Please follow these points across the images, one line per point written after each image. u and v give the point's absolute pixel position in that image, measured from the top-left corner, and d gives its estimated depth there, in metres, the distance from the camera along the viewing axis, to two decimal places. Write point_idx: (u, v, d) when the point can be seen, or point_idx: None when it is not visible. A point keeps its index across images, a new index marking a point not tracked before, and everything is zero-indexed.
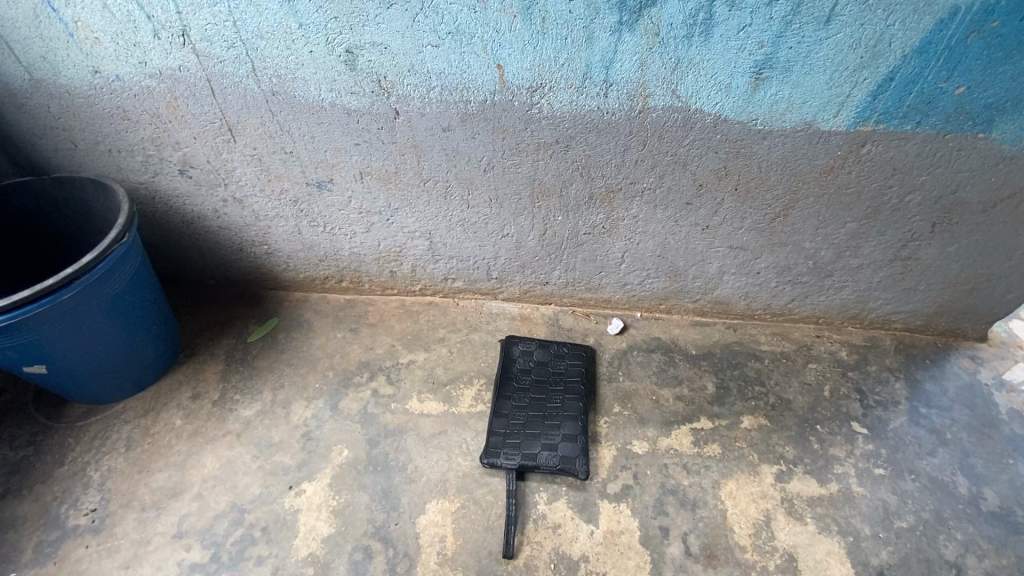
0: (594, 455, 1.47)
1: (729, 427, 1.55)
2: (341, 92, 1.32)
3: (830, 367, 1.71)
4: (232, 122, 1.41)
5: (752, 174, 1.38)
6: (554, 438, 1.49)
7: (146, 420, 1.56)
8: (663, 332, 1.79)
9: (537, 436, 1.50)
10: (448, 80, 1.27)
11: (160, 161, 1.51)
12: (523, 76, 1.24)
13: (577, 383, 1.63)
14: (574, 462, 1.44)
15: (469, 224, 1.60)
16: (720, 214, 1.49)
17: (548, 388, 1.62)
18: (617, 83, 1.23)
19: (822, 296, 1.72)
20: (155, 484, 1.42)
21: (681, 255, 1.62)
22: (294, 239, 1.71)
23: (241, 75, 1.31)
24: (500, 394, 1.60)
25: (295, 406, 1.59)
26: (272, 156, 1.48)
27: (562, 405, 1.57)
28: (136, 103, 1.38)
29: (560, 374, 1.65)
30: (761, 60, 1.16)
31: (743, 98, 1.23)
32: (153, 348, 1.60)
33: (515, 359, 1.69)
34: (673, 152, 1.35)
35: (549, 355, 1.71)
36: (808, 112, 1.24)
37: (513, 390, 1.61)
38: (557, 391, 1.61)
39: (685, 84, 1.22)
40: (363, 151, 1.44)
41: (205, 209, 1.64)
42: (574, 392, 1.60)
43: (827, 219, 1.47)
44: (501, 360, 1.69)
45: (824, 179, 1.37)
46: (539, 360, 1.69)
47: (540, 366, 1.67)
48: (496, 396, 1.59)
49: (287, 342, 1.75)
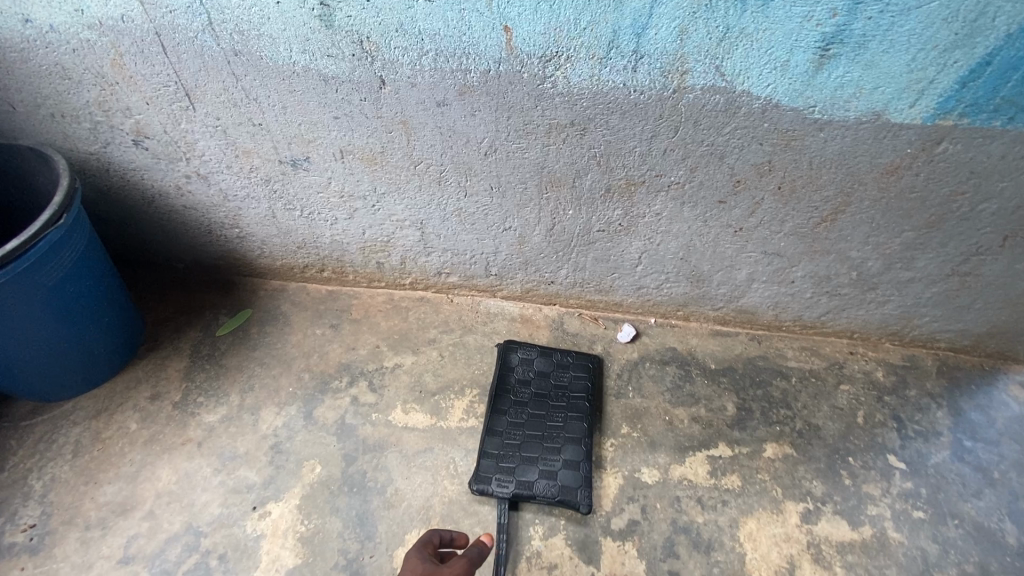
0: (598, 486, 1.30)
1: (751, 455, 1.38)
2: (317, 54, 1.10)
3: (865, 390, 1.53)
4: (189, 87, 1.20)
5: (801, 171, 1.17)
6: (553, 464, 1.32)
7: (98, 423, 1.39)
8: (680, 341, 1.60)
9: (534, 459, 1.33)
10: (444, 43, 1.05)
11: (111, 129, 1.31)
12: (535, 41, 1.02)
13: (582, 399, 1.44)
14: (576, 493, 1.27)
15: (466, 214, 1.39)
16: (757, 215, 1.27)
17: (548, 403, 1.44)
18: (651, 54, 1.01)
19: (861, 310, 1.52)
20: (103, 498, 1.27)
21: (707, 260, 1.41)
22: (268, 223, 1.51)
23: (195, 28, 1.09)
24: (495, 407, 1.42)
25: (264, 412, 1.41)
26: (237, 127, 1.26)
27: (564, 424, 1.40)
28: (75, 59, 1.18)
29: (563, 386, 1.47)
30: (830, 34, 0.94)
31: (803, 79, 1.01)
32: (106, 342, 1.42)
33: (511, 366, 1.50)
34: (710, 141, 1.13)
35: (551, 364, 1.52)
36: (880, 100, 1.02)
37: (509, 403, 1.44)
38: (558, 408, 1.43)
39: (733, 60, 1.00)
40: (344, 127, 1.23)
41: (166, 185, 1.43)
42: (578, 409, 1.42)
43: (882, 226, 1.26)
44: (495, 368, 1.50)
45: (885, 180, 1.16)
46: (539, 369, 1.50)
47: (540, 376, 1.49)
48: (490, 409, 1.42)
49: (260, 338, 1.57)
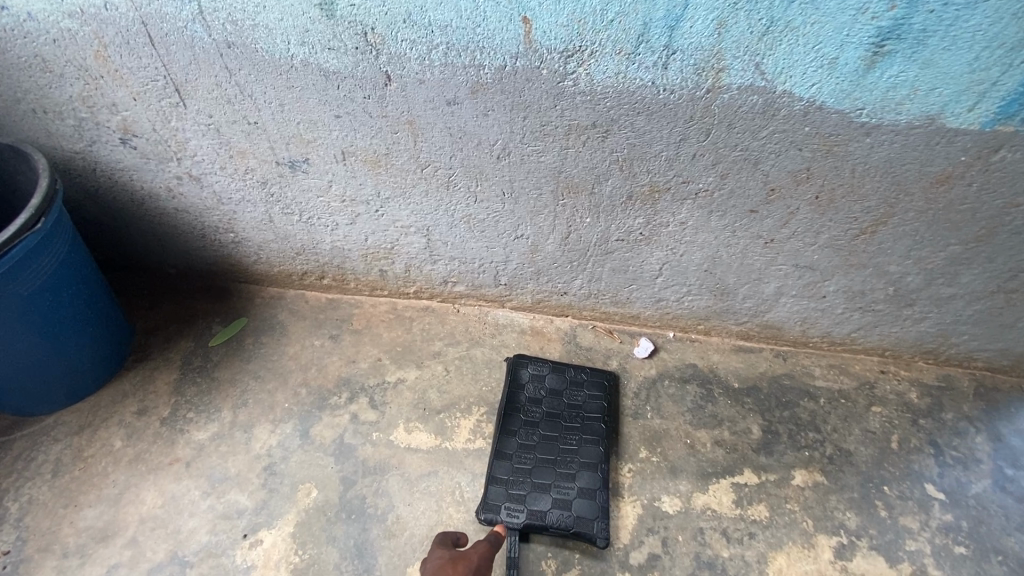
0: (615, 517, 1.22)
1: (779, 483, 1.29)
2: (317, 47, 1.01)
3: (899, 412, 1.43)
4: (180, 82, 1.11)
5: (842, 180, 1.07)
6: (567, 492, 1.24)
7: (80, 439, 1.30)
8: (701, 358, 1.50)
9: (546, 486, 1.25)
10: (455, 36, 0.96)
11: (96, 126, 1.22)
12: (557, 34, 0.93)
13: (597, 421, 1.35)
14: (591, 526, 1.19)
15: (475, 220, 1.29)
16: (791, 226, 1.18)
17: (561, 425, 1.35)
18: (684, 50, 0.92)
19: (895, 327, 1.42)
20: (83, 522, 1.19)
21: (733, 272, 1.32)
22: (264, 227, 1.42)
23: (184, 17, 1.00)
24: (504, 428, 1.33)
25: (257, 430, 1.32)
26: (230, 125, 1.18)
27: (578, 448, 1.31)
28: (56, 51, 1.09)
29: (576, 406, 1.38)
30: (886, 28, 0.85)
31: (852, 78, 0.91)
32: (91, 353, 1.34)
33: (521, 383, 1.41)
34: (743, 146, 1.04)
35: (564, 381, 1.42)
36: (936, 103, 0.93)
37: (519, 423, 1.34)
38: (572, 430, 1.34)
39: (775, 57, 0.90)
40: (346, 126, 1.14)
41: (156, 186, 1.35)
42: (594, 431, 1.33)
43: (925, 239, 1.17)
44: (504, 384, 1.41)
45: (933, 190, 1.07)
46: (551, 387, 1.41)
47: (552, 394, 1.40)
48: (499, 429, 1.32)
49: (254, 349, 1.47)
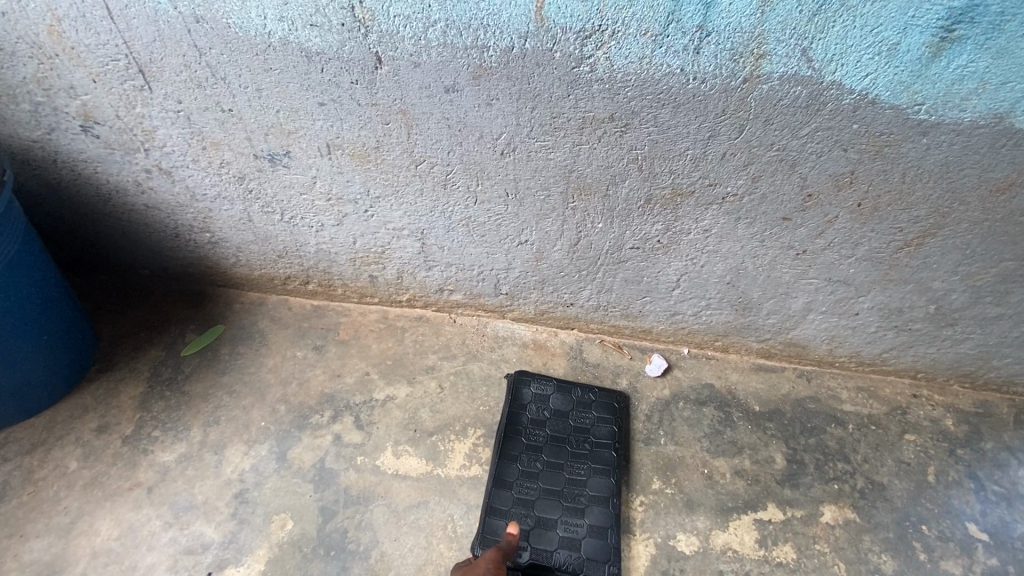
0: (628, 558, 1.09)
1: (806, 520, 1.16)
2: (298, 23, 0.89)
3: (935, 441, 1.31)
4: (144, 62, 0.98)
5: (890, 186, 0.95)
6: (575, 529, 1.12)
7: (32, 460, 1.17)
8: (718, 377, 1.37)
9: (552, 521, 1.13)
10: (456, 11, 0.84)
11: (53, 112, 1.10)
12: (573, 11, 0.81)
13: (607, 448, 1.23)
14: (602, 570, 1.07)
15: (475, 224, 1.17)
16: (827, 236, 1.06)
17: (568, 452, 1.22)
18: (720, 32, 0.80)
19: (931, 347, 1.30)
20: (28, 556, 1.06)
21: (758, 285, 1.19)
22: (243, 227, 1.29)
23: None
24: (504, 452, 1.21)
25: (229, 452, 1.20)
26: (202, 113, 1.05)
27: (587, 479, 1.18)
28: (4, 25, 0.97)
29: (584, 429, 1.26)
30: (958, 9, 0.73)
31: (913, 68, 0.79)
32: (46, 363, 1.21)
33: (523, 403, 1.28)
34: (781, 145, 0.91)
35: (570, 402, 1.30)
36: (1007, 99, 0.81)
37: (521, 446, 1.22)
38: (580, 458, 1.22)
39: (826, 42, 0.78)
40: (331, 115, 1.01)
41: (123, 180, 1.22)
42: (603, 459, 1.21)
43: (977, 253, 1.05)
44: (504, 402, 1.28)
45: (993, 199, 0.95)
46: (556, 408, 1.28)
47: (557, 415, 1.28)
48: (499, 453, 1.20)
49: (230, 360, 1.35)
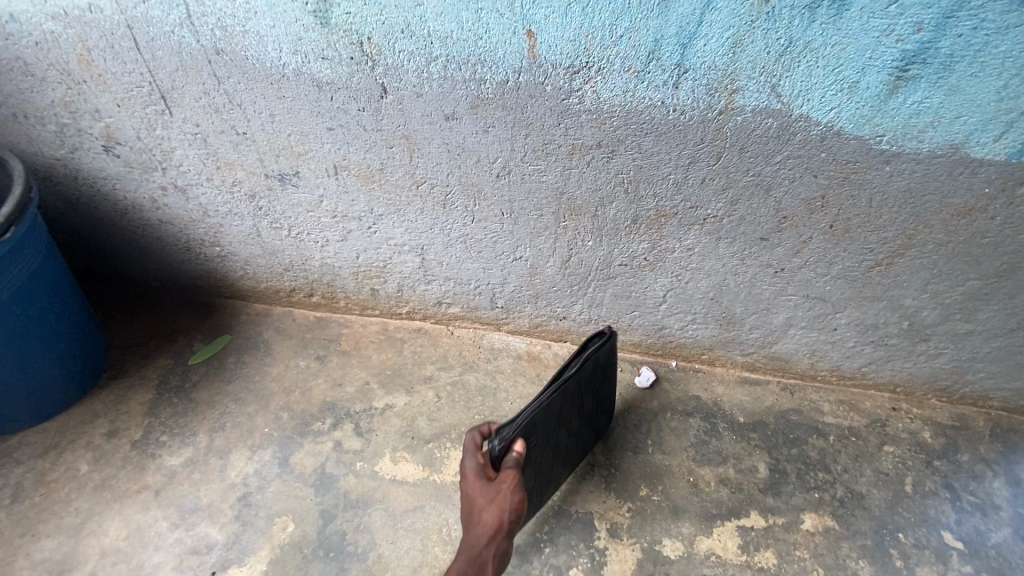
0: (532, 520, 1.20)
1: (787, 527, 1.21)
2: (310, 56, 0.96)
3: (912, 453, 1.36)
4: (166, 89, 1.06)
5: (859, 209, 1.02)
6: (538, 481, 1.13)
7: (45, 462, 1.23)
8: (704, 390, 1.43)
9: (539, 468, 1.11)
10: (456, 48, 0.91)
11: (78, 132, 1.17)
12: (563, 50, 0.89)
13: (594, 433, 1.26)
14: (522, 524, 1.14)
15: (473, 241, 1.23)
16: (803, 255, 1.12)
17: (582, 419, 1.19)
18: (696, 69, 0.87)
19: (908, 362, 1.36)
20: (40, 554, 1.10)
21: (740, 301, 1.26)
22: (251, 241, 1.36)
23: (172, 22, 0.96)
24: (563, 389, 1.07)
25: (234, 457, 1.25)
26: (218, 135, 1.12)
27: (569, 453, 1.20)
28: (38, 54, 1.05)
29: (601, 408, 1.25)
30: (911, 52, 0.80)
31: (873, 103, 0.86)
32: (61, 370, 1.26)
33: (602, 354, 1.15)
34: (756, 171, 0.98)
35: (611, 375, 1.24)
36: (960, 131, 0.88)
37: (572, 391, 1.11)
38: (581, 430, 1.21)
39: (792, 79, 0.86)
40: (339, 139, 1.09)
41: (140, 197, 1.29)
42: (587, 441, 1.24)
43: (944, 273, 1.11)
44: (585, 346, 1.12)
45: (954, 222, 1.01)
46: (605, 374, 1.21)
47: (603, 380, 1.21)
48: (561, 389, 1.07)
49: (236, 369, 1.40)
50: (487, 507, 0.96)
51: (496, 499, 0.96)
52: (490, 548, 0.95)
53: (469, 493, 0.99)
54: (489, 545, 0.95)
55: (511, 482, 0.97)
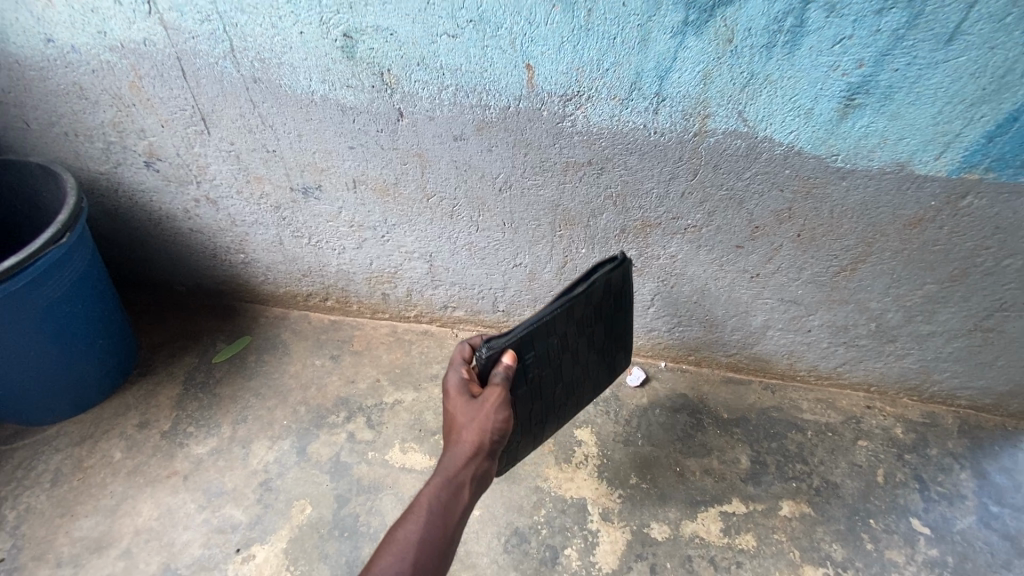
0: (527, 452, 1.18)
1: (766, 513, 1.31)
2: (336, 84, 1.10)
3: (885, 447, 1.46)
4: (206, 111, 1.19)
5: (822, 220, 1.14)
6: (536, 411, 1.11)
7: (81, 450, 1.33)
8: (691, 388, 1.54)
9: (539, 392, 1.08)
10: (464, 78, 1.05)
11: (123, 149, 1.30)
12: (558, 81, 1.02)
13: (602, 376, 1.22)
14: (516, 452, 1.11)
15: (477, 248, 1.36)
16: (775, 262, 1.24)
17: (590, 354, 1.15)
18: (672, 97, 1.01)
19: (879, 362, 1.47)
20: (78, 532, 1.20)
21: (721, 304, 1.37)
22: (274, 249, 1.48)
23: (217, 55, 1.10)
24: (567, 310, 1.03)
25: (255, 446, 1.35)
26: (250, 153, 1.25)
27: (573, 389, 1.17)
28: (94, 80, 1.18)
29: (613, 351, 1.21)
30: (856, 83, 0.93)
31: (826, 127, 0.99)
32: (98, 365, 1.38)
33: (616, 284, 1.10)
34: (728, 186, 1.11)
35: (628, 315, 1.19)
36: (904, 151, 1.01)
37: (578, 317, 1.07)
38: (588, 367, 1.17)
39: (756, 106, 0.99)
40: (359, 157, 1.22)
41: (174, 208, 1.42)
42: (594, 382, 1.21)
43: (903, 278, 1.23)
44: (598, 267, 1.07)
45: (907, 232, 1.14)
46: (620, 310, 1.16)
47: (616, 313, 1.15)
48: (565, 308, 1.03)
49: (256, 367, 1.51)
50: (468, 425, 0.90)
51: (478, 417, 0.91)
52: (467, 471, 0.87)
53: (450, 409, 0.94)
54: (466, 466, 0.87)
55: (495, 398, 0.93)
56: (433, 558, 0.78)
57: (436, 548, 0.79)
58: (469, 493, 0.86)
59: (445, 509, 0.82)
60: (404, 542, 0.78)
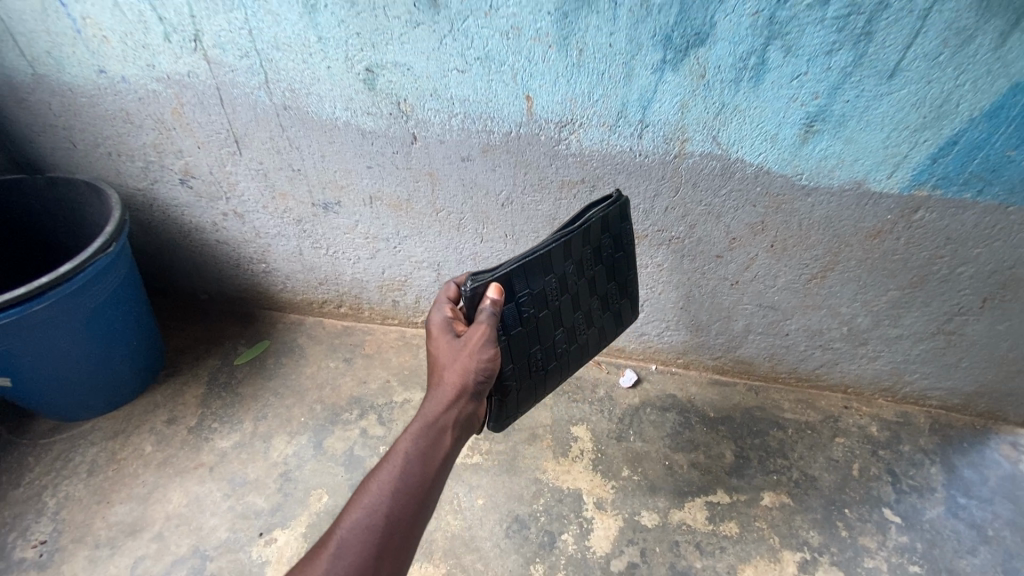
0: (530, 404, 1.15)
1: (749, 503, 1.41)
2: (358, 111, 1.24)
3: (860, 444, 1.57)
4: (239, 134, 1.33)
5: (792, 232, 1.27)
6: (535, 357, 1.08)
7: (115, 443, 1.44)
8: (680, 389, 1.65)
9: (538, 334, 1.06)
10: (471, 107, 1.18)
11: (160, 168, 1.44)
12: (554, 109, 1.16)
13: (605, 327, 1.19)
14: (518, 400, 1.09)
15: (481, 258, 1.48)
16: (752, 270, 1.37)
17: (590, 299, 1.13)
18: (655, 124, 1.14)
19: (853, 364, 1.58)
20: (114, 517, 1.30)
21: (705, 310, 1.50)
22: (294, 259, 1.61)
23: (252, 85, 1.23)
24: (563, 248, 1.02)
25: (275, 440, 1.46)
26: (277, 171, 1.39)
27: (575, 337, 1.14)
28: (139, 107, 1.32)
29: (613, 300, 1.18)
30: (813, 112, 1.07)
31: (790, 150, 1.13)
32: (131, 366, 1.50)
33: (611, 227, 1.09)
34: (707, 202, 1.24)
35: (629, 262, 1.16)
36: (860, 170, 1.14)
37: (574, 257, 1.05)
38: (589, 314, 1.14)
39: (727, 132, 1.12)
40: (376, 175, 1.35)
41: (204, 221, 1.55)
42: (596, 333, 1.18)
43: (868, 285, 1.35)
44: (592, 207, 1.07)
45: (868, 242, 1.26)
46: (619, 256, 1.14)
47: (614, 258, 1.13)
48: (561, 244, 1.01)
49: (275, 369, 1.63)
50: (451, 366, 0.88)
51: (460, 358, 0.89)
52: (447, 415, 0.85)
53: (433, 348, 0.93)
54: (446, 410, 0.85)
55: (479, 336, 0.91)
56: (409, 509, 0.74)
57: (415, 496, 0.75)
58: (450, 439, 0.83)
59: (422, 457, 0.78)
60: (377, 493, 0.73)
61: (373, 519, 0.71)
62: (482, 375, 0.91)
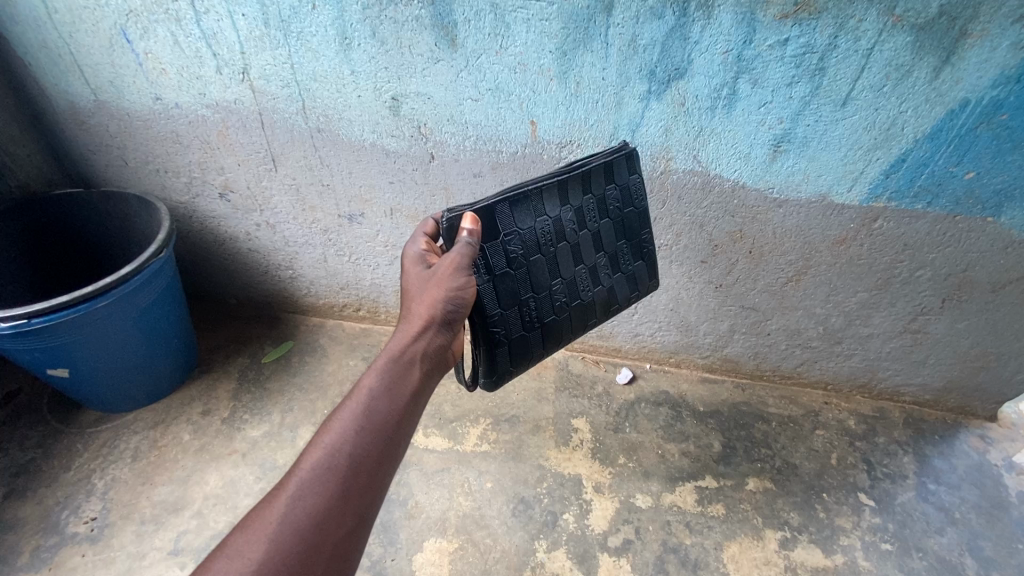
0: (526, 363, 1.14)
1: (735, 487, 1.54)
2: (383, 134, 1.41)
3: (839, 435, 1.70)
4: (276, 153, 1.50)
5: (768, 239, 1.43)
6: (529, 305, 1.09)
7: (156, 432, 1.58)
8: (672, 386, 1.79)
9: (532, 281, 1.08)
10: (483, 130, 1.35)
11: (203, 183, 1.61)
12: (555, 132, 1.32)
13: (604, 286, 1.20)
14: (512, 349, 1.09)
15: None
16: (734, 274, 1.52)
17: (586, 252, 1.14)
18: (643, 145, 1.31)
19: (831, 362, 1.72)
20: (157, 497, 1.44)
21: (693, 312, 1.65)
22: (319, 266, 1.77)
23: (291, 111, 1.41)
24: (551, 190, 1.06)
25: (302, 430, 1.60)
26: (308, 186, 1.56)
27: (572, 292, 1.15)
28: (188, 129, 1.50)
29: (611, 256, 1.19)
30: (779, 133, 1.23)
31: (761, 167, 1.29)
32: (170, 363, 1.64)
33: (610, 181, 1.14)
34: (690, 213, 1.40)
35: (634, 217, 1.19)
36: (823, 184, 1.30)
37: (563, 202, 1.09)
38: (585, 267, 1.16)
39: (706, 151, 1.29)
40: (397, 190, 1.52)
41: (239, 231, 1.71)
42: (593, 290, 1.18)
43: (839, 287, 1.50)
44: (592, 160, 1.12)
45: (836, 249, 1.42)
46: (616, 211, 1.17)
47: (623, 213, 1.18)
48: (550, 186, 1.05)
49: (300, 366, 1.78)
50: (420, 299, 0.92)
51: (430, 290, 0.92)
52: (413, 347, 0.87)
53: (407, 280, 0.96)
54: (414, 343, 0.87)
55: (449, 267, 0.93)
56: (374, 447, 0.74)
57: (378, 435, 0.76)
58: (419, 372, 0.85)
59: (387, 395, 0.79)
60: (338, 435, 0.73)
61: (335, 460, 0.71)
62: (450, 306, 0.93)
